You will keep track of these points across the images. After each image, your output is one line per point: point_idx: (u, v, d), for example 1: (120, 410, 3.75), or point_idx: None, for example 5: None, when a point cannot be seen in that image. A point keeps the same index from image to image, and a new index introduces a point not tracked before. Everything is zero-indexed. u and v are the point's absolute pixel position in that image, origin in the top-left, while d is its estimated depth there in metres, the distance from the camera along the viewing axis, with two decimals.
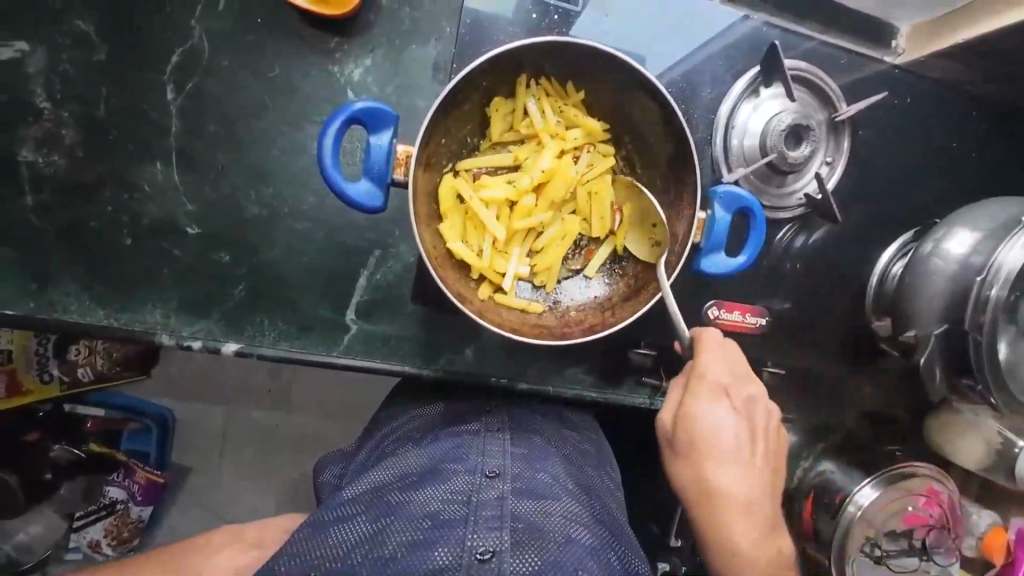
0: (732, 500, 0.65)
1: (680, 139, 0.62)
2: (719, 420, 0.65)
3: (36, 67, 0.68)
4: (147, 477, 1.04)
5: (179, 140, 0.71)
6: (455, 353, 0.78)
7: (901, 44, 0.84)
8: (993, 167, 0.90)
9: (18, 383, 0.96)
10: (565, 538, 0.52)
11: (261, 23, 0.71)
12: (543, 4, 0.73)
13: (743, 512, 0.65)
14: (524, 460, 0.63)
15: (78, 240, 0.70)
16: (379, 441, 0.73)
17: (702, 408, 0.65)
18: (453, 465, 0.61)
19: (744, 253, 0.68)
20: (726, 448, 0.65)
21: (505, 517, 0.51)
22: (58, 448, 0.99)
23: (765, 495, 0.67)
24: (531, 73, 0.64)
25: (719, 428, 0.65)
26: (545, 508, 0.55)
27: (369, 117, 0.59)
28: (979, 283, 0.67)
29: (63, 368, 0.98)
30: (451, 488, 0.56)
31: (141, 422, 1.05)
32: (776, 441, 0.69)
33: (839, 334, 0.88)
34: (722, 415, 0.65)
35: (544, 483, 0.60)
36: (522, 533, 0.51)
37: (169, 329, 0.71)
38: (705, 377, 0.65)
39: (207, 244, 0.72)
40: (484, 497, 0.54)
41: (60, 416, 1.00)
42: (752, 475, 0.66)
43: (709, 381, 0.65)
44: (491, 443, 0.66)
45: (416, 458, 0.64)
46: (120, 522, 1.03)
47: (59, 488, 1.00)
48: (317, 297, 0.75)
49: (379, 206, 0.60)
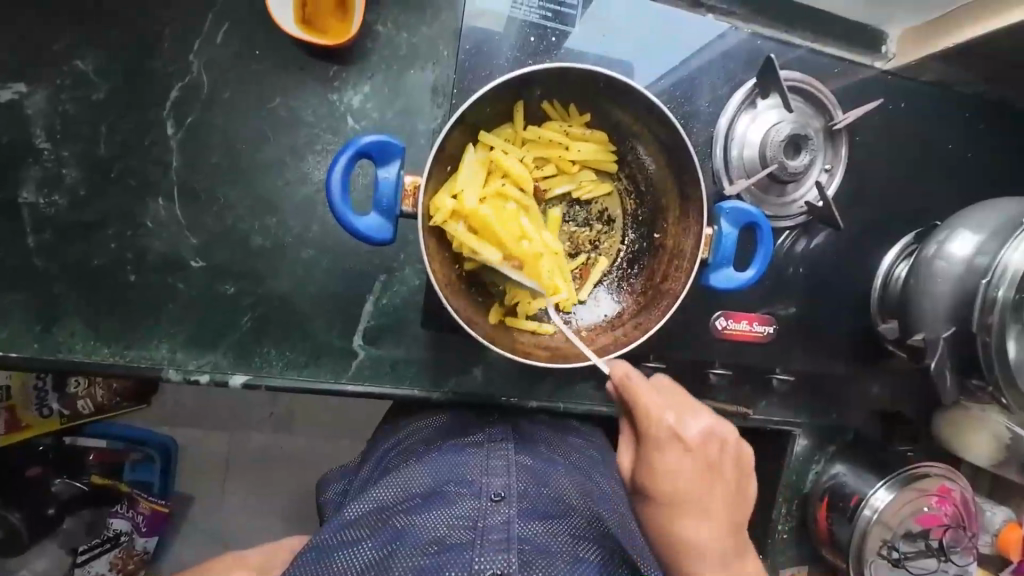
0: (700, 554, 0.60)
1: (682, 156, 0.62)
2: (682, 471, 0.60)
3: (35, 109, 0.68)
4: (152, 507, 1.01)
5: (181, 174, 0.71)
6: (464, 374, 0.77)
7: (891, 49, 0.86)
8: (988, 165, 0.91)
9: (17, 420, 0.93)
10: (573, 558, 0.52)
11: (260, 55, 0.71)
12: (539, 26, 0.74)
13: (714, 564, 0.61)
14: (528, 474, 0.62)
15: (81, 279, 0.69)
16: (380, 458, 0.72)
17: (661, 462, 0.60)
18: (457, 486, 0.59)
19: (752, 267, 0.68)
20: (692, 498, 0.61)
21: (512, 539, 0.51)
22: (61, 483, 0.98)
23: (735, 537, 0.63)
24: (535, 98, 0.65)
25: (678, 474, 0.60)
26: (552, 528, 0.55)
27: (376, 151, 0.59)
28: (985, 284, 0.67)
29: (63, 402, 0.96)
30: (455, 511, 0.55)
31: (142, 451, 1.02)
32: (741, 476, 0.64)
33: (845, 336, 0.89)
34: (676, 463, 0.60)
35: (549, 500, 0.59)
36: (529, 553, 0.50)
37: (175, 363, 0.71)
38: (657, 427, 0.60)
39: (212, 276, 0.72)
40: (492, 518, 0.53)
41: (62, 449, 0.99)
42: (719, 523, 0.61)
43: (658, 431, 0.60)
44: (494, 458, 0.65)
45: (419, 476, 0.63)
46: (126, 554, 1.01)
47: (64, 522, 1.00)
48: (325, 324, 0.75)
49: (388, 239, 0.61)
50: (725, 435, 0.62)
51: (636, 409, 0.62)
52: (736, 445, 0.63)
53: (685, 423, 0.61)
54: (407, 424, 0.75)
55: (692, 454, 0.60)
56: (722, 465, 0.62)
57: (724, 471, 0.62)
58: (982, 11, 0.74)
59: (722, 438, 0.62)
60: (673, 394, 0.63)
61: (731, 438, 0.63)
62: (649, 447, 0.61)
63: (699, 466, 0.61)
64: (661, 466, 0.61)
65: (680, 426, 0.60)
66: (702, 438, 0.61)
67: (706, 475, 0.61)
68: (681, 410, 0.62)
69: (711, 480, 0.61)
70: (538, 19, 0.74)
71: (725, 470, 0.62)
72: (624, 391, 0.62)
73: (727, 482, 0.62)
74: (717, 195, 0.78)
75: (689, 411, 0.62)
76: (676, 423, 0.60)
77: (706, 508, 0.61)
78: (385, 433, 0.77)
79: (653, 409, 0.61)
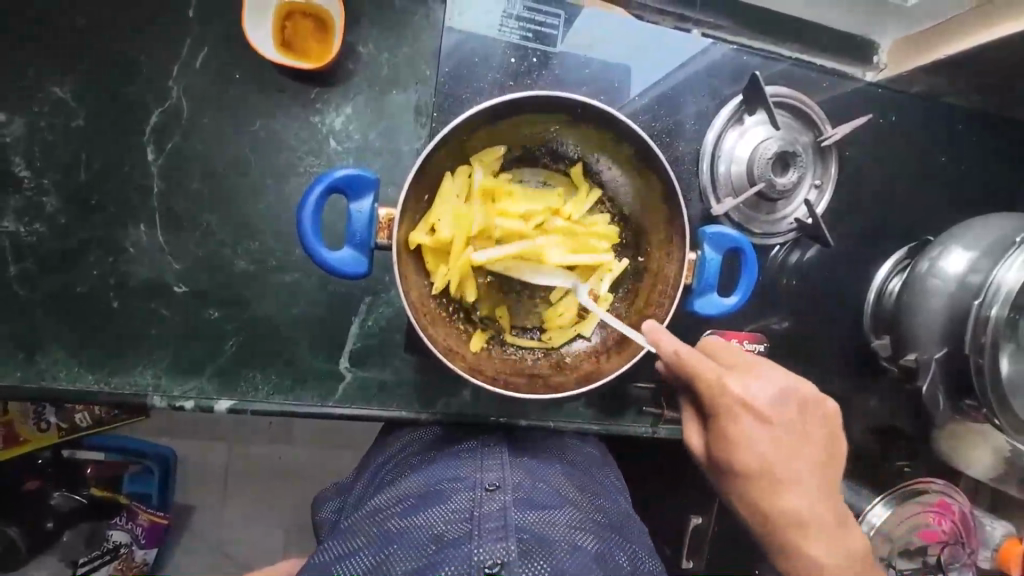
0: (797, 519, 0.57)
1: (664, 182, 0.62)
2: (763, 438, 0.57)
3: (15, 136, 0.68)
4: (151, 519, 0.97)
5: (162, 200, 0.71)
6: (451, 395, 0.76)
7: (882, 60, 0.84)
8: (984, 176, 0.90)
9: (15, 433, 0.89)
10: (572, 544, 0.51)
11: (240, 78, 0.71)
12: (522, 48, 0.73)
13: (817, 520, 0.58)
14: (522, 473, 0.62)
15: (63, 307, 0.69)
16: (374, 471, 0.71)
17: (742, 434, 0.57)
18: (451, 487, 0.59)
19: (738, 292, 0.67)
20: (779, 469, 0.57)
21: (509, 527, 0.50)
22: (59, 496, 0.93)
23: (833, 495, 0.59)
24: (507, 129, 0.66)
25: (763, 446, 0.56)
26: (549, 518, 0.54)
27: (350, 185, 0.60)
28: (978, 303, 0.66)
29: (61, 415, 0.91)
30: (450, 508, 0.55)
31: (141, 463, 0.98)
32: (828, 434, 0.60)
33: (841, 352, 0.87)
34: (761, 434, 0.56)
35: (545, 494, 0.59)
36: (528, 543, 0.50)
37: (160, 390, 0.71)
38: (730, 400, 0.57)
39: (195, 301, 0.72)
40: (487, 509, 0.53)
41: (60, 462, 0.94)
42: (811, 484, 0.58)
43: (731, 395, 0.57)
44: (488, 461, 0.64)
45: (412, 481, 0.62)
46: (125, 566, 0.96)
47: (61, 536, 0.94)
48: (310, 348, 0.74)
49: (362, 272, 0.61)
50: (801, 393, 0.59)
51: (698, 383, 0.58)
52: (814, 401, 0.60)
53: (756, 392, 0.57)
54: (400, 437, 0.74)
55: (769, 421, 0.57)
56: (804, 426, 0.59)
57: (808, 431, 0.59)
58: (991, 19, 0.73)
59: (799, 399, 0.59)
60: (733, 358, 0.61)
61: (807, 391, 0.60)
62: (723, 422, 0.57)
63: (778, 434, 0.57)
64: (737, 439, 0.57)
65: (753, 394, 0.57)
66: (774, 403, 0.58)
67: (791, 440, 0.57)
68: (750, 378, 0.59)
69: (797, 442, 0.58)
70: (519, 40, 0.73)
71: (808, 426, 0.59)
72: (685, 370, 0.58)
73: (811, 439, 0.59)
74: (704, 214, 0.77)
75: (754, 375, 0.59)
76: (745, 390, 0.57)
77: (801, 471, 0.57)
78: (377, 450, 0.76)
79: (721, 375, 0.57)
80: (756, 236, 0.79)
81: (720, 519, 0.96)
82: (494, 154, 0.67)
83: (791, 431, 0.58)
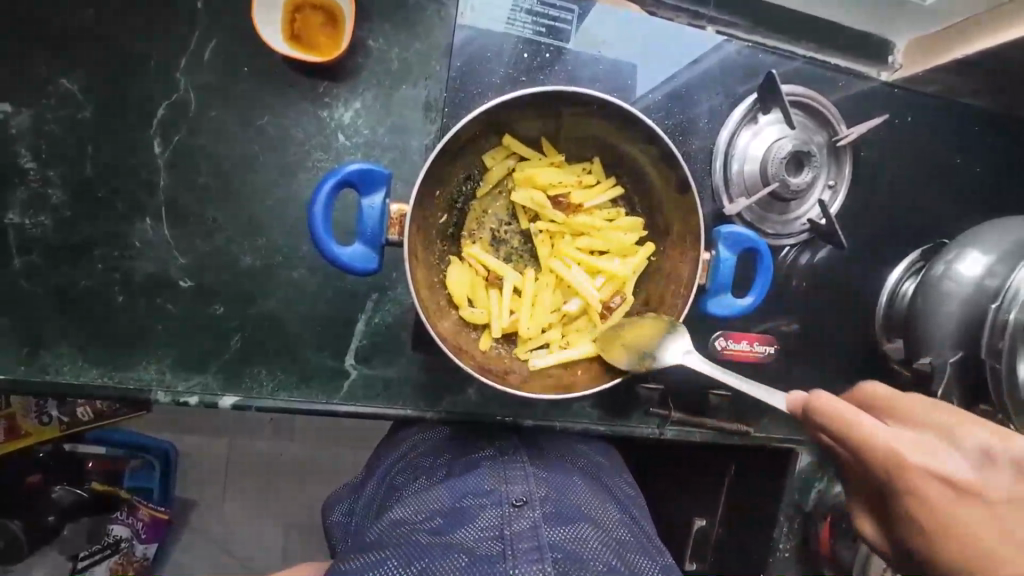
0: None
1: (681, 178, 0.61)
2: (965, 512, 0.46)
3: (20, 129, 0.67)
4: (152, 514, 0.97)
5: (168, 194, 0.70)
6: (457, 394, 0.75)
7: (897, 60, 0.84)
8: (998, 178, 0.89)
9: (16, 427, 0.88)
10: (605, 565, 0.51)
11: (248, 72, 0.70)
12: (533, 44, 0.72)
13: None
14: (547, 485, 0.62)
15: (67, 301, 0.68)
16: (385, 475, 0.70)
17: (931, 511, 0.46)
18: (478, 500, 0.58)
19: (752, 294, 0.66)
20: (1007, 562, 0.45)
21: (544, 547, 0.50)
22: (60, 490, 0.92)
23: None
24: (521, 123, 0.65)
25: (975, 527, 0.45)
26: (579, 535, 0.54)
27: (363, 179, 0.59)
28: (996, 308, 0.65)
29: (63, 409, 0.90)
30: (480, 526, 0.54)
31: (144, 458, 0.98)
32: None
33: (854, 355, 0.85)
34: (967, 515, 0.45)
35: (572, 509, 0.58)
36: (563, 562, 0.49)
37: (164, 385, 0.70)
38: (909, 473, 0.46)
39: (201, 296, 0.71)
40: (518, 527, 0.52)
41: (61, 456, 0.93)
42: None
43: (910, 465, 0.46)
44: (511, 470, 0.64)
45: (435, 494, 0.61)
46: (125, 561, 0.96)
47: (62, 530, 0.93)
48: (315, 345, 0.73)
49: (373, 267, 0.60)
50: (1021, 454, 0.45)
51: (857, 454, 0.48)
52: None
53: (943, 460, 0.47)
54: (407, 437, 0.74)
55: (965, 489, 0.45)
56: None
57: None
58: (1002, 22, 0.74)
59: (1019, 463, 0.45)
60: (894, 412, 0.52)
61: None
62: (901, 501, 0.48)
63: (992, 511, 0.45)
64: (928, 520, 0.47)
65: (943, 465, 0.46)
66: (980, 471, 0.46)
67: (1015, 516, 0.45)
68: (937, 444, 0.47)
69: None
70: (532, 35, 0.72)
71: None
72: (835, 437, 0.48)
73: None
74: (716, 214, 0.76)
75: (939, 437, 0.48)
76: (927, 454, 0.46)
77: None
78: (384, 450, 0.76)
79: (883, 437, 0.47)
80: (769, 236, 0.78)
81: (726, 523, 0.95)
82: (522, 153, 0.65)
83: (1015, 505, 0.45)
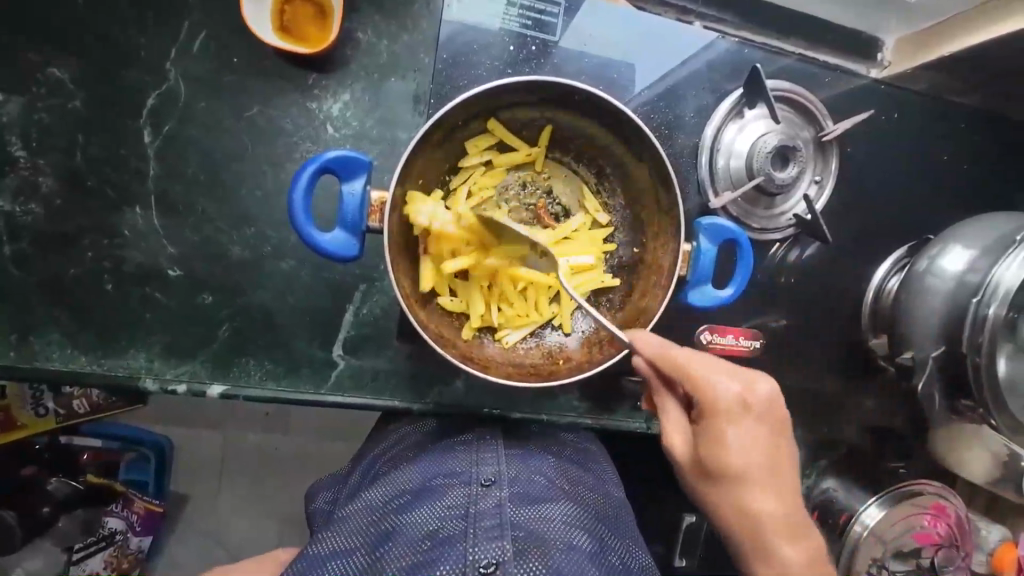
0: (772, 523, 0.55)
1: (658, 162, 0.61)
2: (742, 437, 0.55)
3: (11, 117, 0.68)
4: (146, 507, 0.97)
5: (158, 183, 0.71)
6: (444, 385, 0.76)
7: (886, 57, 0.84)
8: (985, 176, 0.89)
9: (12, 419, 0.89)
10: (567, 543, 0.51)
11: (238, 63, 0.70)
12: (520, 36, 0.73)
13: (788, 523, 0.55)
14: (517, 468, 0.62)
15: (57, 289, 0.69)
16: (369, 465, 0.71)
17: (727, 439, 0.55)
18: (448, 480, 0.59)
19: (732, 285, 0.67)
20: (733, 465, 0.55)
21: (505, 525, 0.50)
22: (56, 482, 0.92)
23: (793, 503, 0.56)
24: (501, 115, 0.65)
25: (738, 443, 0.55)
26: (544, 514, 0.54)
27: (341, 167, 0.60)
28: (976, 302, 0.65)
29: (58, 402, 0.91)
30: (446, 504, 0.54)
31: (138, 451, 0.98)
32: (778, 447, 0.56)
33: (838, 352, 0.86)
34: (733, 435, 0.55)
35: (539, 488, 0.59)
36: (523, 541, 0.49)
37: (153, 373, 0.71)
38: (722, 391, 0.55)
39: (190, 286, 0.71)
40: (482, 507, 0.53)
41: (57, 448, 0.94)
42: (767, 485, 0.55)
43: (710, 387, 0.55)
44: (484, 454, 0.65)
45: (408, 474, 0.62)
46: (120, 553, 0.96)
47: (57, 522, 0.92)
48: (303, 336, 0.74)
49: (354, 254, 0.61)
50: (758, 398, 0.55)
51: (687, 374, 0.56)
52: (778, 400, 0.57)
53: (706, 387, 0.55)
54: (394, 428, 0.74)
55: (754, 421, 0.55)
56: (782, 430, 0.56)
57: (785, 434, 0.57)
58: (999, 14, 0.72)
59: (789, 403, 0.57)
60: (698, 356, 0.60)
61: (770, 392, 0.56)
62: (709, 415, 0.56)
63: (758, 429, 0.55)
64: (722, 432, 0.55)
65: (746, 391, 0.55)
66: (770, 403, 0.56)
67: (773, 443, 0.56)
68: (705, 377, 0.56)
69: (782, 443, 0.57)
70: (519, 28, 0.73)
71: (780, 426, 0.57)
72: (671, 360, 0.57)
73: (786, 446, 0.57)
74: (702, 207, 0.76)
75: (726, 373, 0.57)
76: (744, 392, 0.55)
77: (779, 468, 0.56)
78: (371, 441, 0.76)
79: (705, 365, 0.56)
80: (754, 231, 0.78)
81: None
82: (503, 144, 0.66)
83: (770, 432, 0.56)
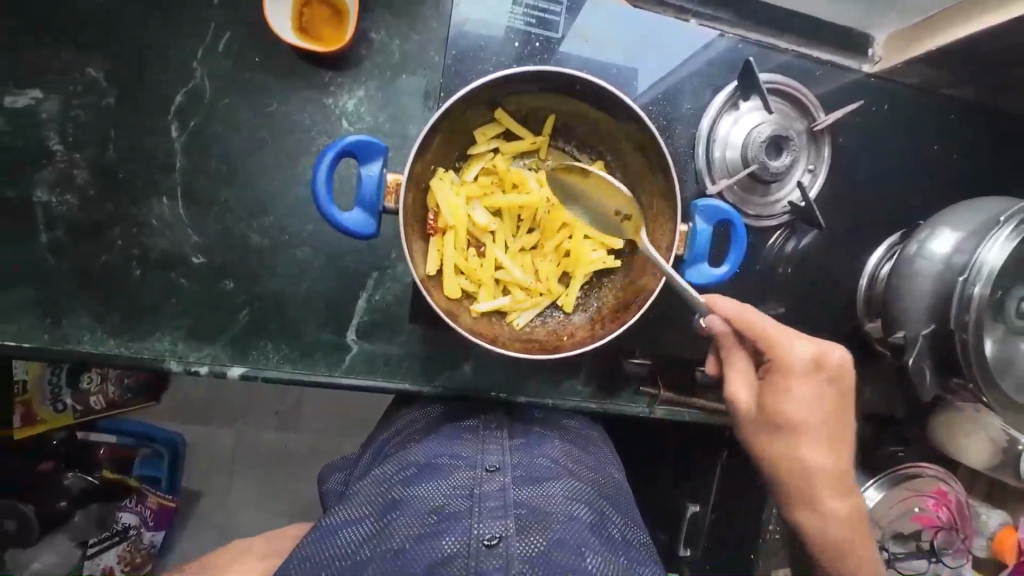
0: (821, 471, 0.65)
1: (655, 147, 0.65)
2: (808, 398, 0.63)
3: (49, 114, 0.72)
4: (159, 502, 1.00)
5: (184, 175, 0.75)
6: (454, 369, 0.79)
7: (878, 52, 0.88)
8: (976, 166, 0.91)
9: (32, 414, 0.90)
10: (567, 516, 0.53)
11: (259, 62, 0.75)
12: (524, 34, 0.77)
13: (833, 475, 0.66)
14: (519, 453, 0.65)
15: (89, 275, 0.73)
16: (380, 445, 0.74)
17: (793, 396, 0.63)
18: (453, 461, 0.62)
19: (727, 264, 0.69)
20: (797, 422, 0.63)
21: (508, 505, 0.53)
22: (72, 477, 0.95)
23: (839, 459, 0.66)
24: (507, 104, 0.69)
25: (805, 403, 0.63)
26: (545, 492, 0.57)
27: (358, 150, 0.63)
28: (962, 281, 0.67)
29: (77, 398, 0.94)
30: (451, 483, 0.57)
31: (152, 447, 1.02)
32: (836, 409, 0.65)
33: (835, 338, 0.88)
34: (799, 396, 0.63)
35: (542, 470, 0.61)
36: (525, 517, 0.52)
37: (177, 355, 0.74)
38: (795, 356, 0.62)
39: (213, 273, 0.75)
40: (487, 488, 0.56)
41: (73, 443, 0.97)
42: (823, 441, 0.65)
43: (785, 351, 0.62)
44: (489, 442, 0.67)
45: (415, 453, 0.65)
46: (133, 548, 0.98)
47: (72, 517, 0.95)
48: (318, 320, 0.77)
49: (371, 233, 0.64)
50: (826, 362, 0.63)
51: (765, 339, 0.63)
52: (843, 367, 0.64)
53: (783, 351, 0.62)
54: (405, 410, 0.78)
55: (822, 385, 0.63)
56: (843, 395, 0.64)
57: (845, 398, 0.65)
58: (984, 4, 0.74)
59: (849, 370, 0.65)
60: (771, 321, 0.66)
61: (838, 358, 0.64)
62: (780, 378, 0.63)
63: (823, 392, 0.63)
64: (791, 393, 0.63)
65: (817, 356, 0.62)
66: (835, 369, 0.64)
67: (833, 404, 0.64)
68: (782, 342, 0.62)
69: (841, 406, 0.65)
70: (523, 26, 0.77)
71: (843, 390, 0.64)
72: (751, 326, 0.63)
73: (843, 408, 0.65)
74: (699, 194, 0.80)
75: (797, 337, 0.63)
76: (817, 356, 0.62)
77: (834, 428, 0.65)
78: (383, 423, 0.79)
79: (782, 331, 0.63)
80: (750, 217, 0.81)
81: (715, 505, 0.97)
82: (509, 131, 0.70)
83: (832, 396, 0.64)
